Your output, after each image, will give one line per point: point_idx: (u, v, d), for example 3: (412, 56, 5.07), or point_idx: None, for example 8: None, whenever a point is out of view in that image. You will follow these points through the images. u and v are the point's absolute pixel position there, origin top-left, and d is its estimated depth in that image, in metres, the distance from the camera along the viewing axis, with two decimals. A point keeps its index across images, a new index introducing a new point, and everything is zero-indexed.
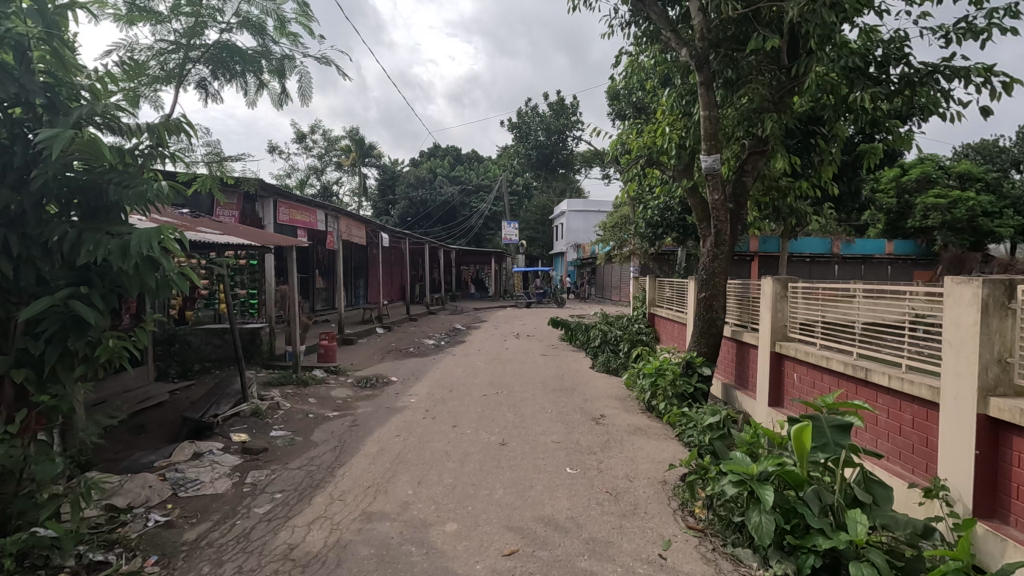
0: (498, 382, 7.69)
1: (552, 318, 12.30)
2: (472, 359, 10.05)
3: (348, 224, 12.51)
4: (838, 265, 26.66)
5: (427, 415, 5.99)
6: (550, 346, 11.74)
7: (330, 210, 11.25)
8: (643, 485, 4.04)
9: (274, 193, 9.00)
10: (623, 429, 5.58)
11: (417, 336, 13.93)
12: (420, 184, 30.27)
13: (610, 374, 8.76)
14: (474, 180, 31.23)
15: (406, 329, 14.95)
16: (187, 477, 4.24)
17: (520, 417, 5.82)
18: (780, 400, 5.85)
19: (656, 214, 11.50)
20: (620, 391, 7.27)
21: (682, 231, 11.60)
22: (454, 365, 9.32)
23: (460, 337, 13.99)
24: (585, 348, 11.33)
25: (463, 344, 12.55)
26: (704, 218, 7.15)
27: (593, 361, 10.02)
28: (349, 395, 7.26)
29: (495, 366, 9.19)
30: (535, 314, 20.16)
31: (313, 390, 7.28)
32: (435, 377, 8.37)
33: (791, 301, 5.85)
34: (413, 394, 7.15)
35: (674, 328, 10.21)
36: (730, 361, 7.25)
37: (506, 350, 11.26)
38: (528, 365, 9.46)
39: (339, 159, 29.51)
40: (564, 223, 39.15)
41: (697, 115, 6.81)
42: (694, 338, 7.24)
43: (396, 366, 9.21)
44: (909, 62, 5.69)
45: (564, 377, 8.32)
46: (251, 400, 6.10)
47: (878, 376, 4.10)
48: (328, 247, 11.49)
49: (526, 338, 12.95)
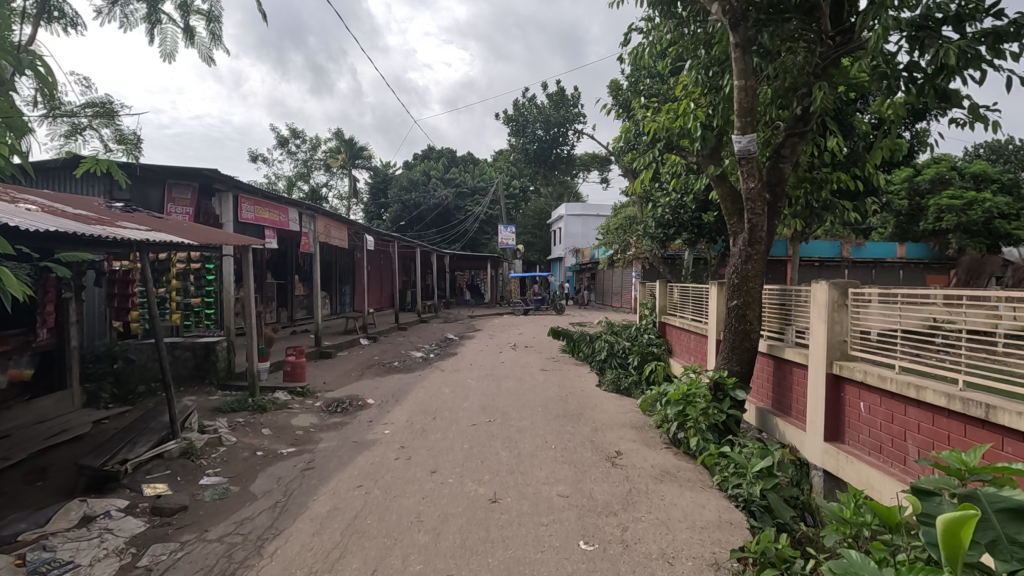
0: (491, 406, 6.54)
1: (552, 327, 11.16)
2: (463, 375, 8.89)
3: (328, 225, 11.34)
4: (848, 269, 25.65)
5: (402, 454, 4.83)
6: (551, 359, 10.61)
7: (305, 209, 10.09)
8: (689, 575, 2.88)
9: (235, 188, 7.81)
10: (646, 473, 4.42)
11: (405, 347, 12.76)
12: (413, 187, 29.31)
13: (621, 395, 7.61)
14: (469, 182, 30.15)
15: (394, 340, 13.78)
16: (55, 560, 3.06)
17: (517, 458, 4.67)
18: (840, 434, 4.72)
19: (667, 213, 10.38)
20: (636, 418, 6.11)
21: (696, 232, 10.48)
22: (442, 384, 8.16)
23: (452, 349, 12.83)
24: (589, 361, 10.18)
25: (455, 357, 11.40)
26: (734, 212, 6.04)
27: (600, 377, 8.87)
28: (313, 424, 6.09)
29: (489, 385, 8.04)
30: (534, 322, 19.02)
31: (270, 418, 6.11)
32: (418, 398, 7.21)
33: (851, 310, 4.72)
34: (390, 422, 6.00)
35: (691, 340, 9.07)
36: (767, 382, 6.11)
37: (502, 363, 10.12)
38: (527, 383, 8.32)
39: (328, 161, 28.51)
40: (563, 227, 38.12)
41: (728, 88, 5.69)
42: (723, 353, 6.11)
43: (375, 385, 8.05)
44: (1002, 12, 4.55)
45: (569, 399, 7.15)
46: (184, 436, 4.93)
47: (1011, 416, 2.99)
48: (302, 250, 10.31)
49: (524, 350, 11.80)
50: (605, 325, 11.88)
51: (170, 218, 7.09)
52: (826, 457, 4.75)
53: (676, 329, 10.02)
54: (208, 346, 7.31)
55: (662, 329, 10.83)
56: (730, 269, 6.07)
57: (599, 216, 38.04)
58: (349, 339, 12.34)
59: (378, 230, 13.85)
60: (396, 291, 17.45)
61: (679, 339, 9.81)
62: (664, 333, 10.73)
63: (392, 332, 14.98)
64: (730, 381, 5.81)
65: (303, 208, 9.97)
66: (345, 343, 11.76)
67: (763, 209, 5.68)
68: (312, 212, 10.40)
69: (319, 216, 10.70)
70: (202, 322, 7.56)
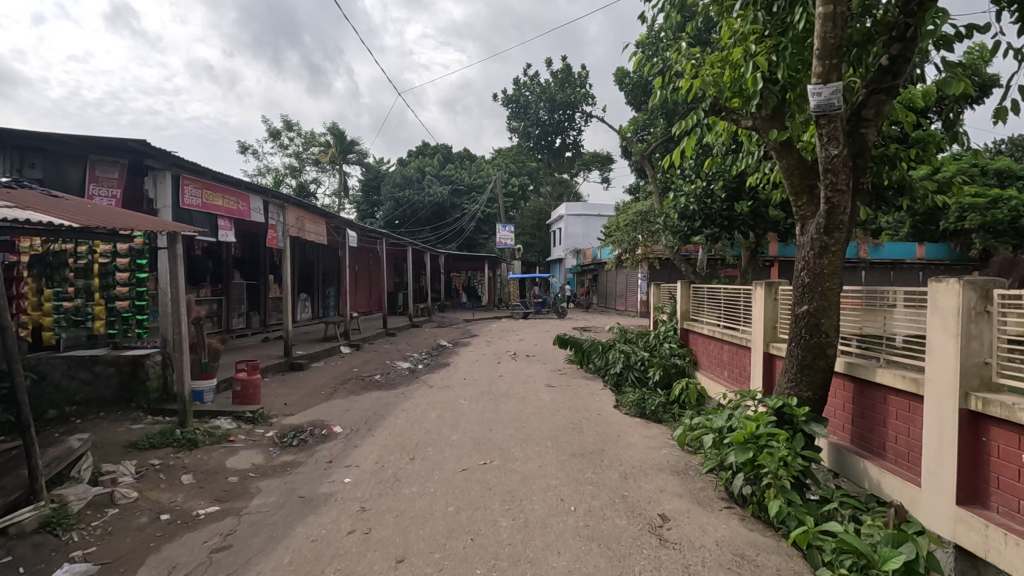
0: (487, 440, 5.14)
1: (558, 334, 9.75)
2: (455, 392, 7.49)
3: (302, 217, 9.91)
4: (865, 271, 24.33)
5: (361, 523, 3.43)
6: (556, 372, 9.22)
7: (272, 197, 8.66)
8: None
9: (174, 167, 6.40)
10: (711, 559, 3.02)
11: (392, 356, 11.36)
12: (407, 184, 28.04)
13: (647, 420, 6.22)
14: (466, 179, 28.79)
15: (380, 347, 12.37)
16: None
17: (523, 532, 3.26)
18: (984, 498, 3.36)
19: (692, 203, 9.00)
20: (675, 458, 4.71)
21: (724, 226, 9.09)
22: (429, 405, 6.77)
23: (444, 358, 11.42)
24: (603, 375, 8.78)
25: (447, 368, 10.00)
26: (804, 192, 4.66)
27: (617, 396, 7.48)
28: (255, 465, 4.69)
29: (485, 406, 6.64)
30: (534, 327, 17.63)
31: (198, 458, 4.70)
32: (397, 426, 5.81)
33: (1001, 325, 3.35)
34: (355, 465, 4.59)
35: (724, 352, 7.68)
36: (845, 412, 4.71)
37: (500, 376, 8.73)
38: (531, 403, 6.92)
39: (317, 156, 27.07)
40: (564, 228, 36.76)
41: (801, 23, 4.29)
42: (788, 374, 4.73)
43: (347, 408, 6.65)
44: None
45: (585, 427, 5.74)
46: (53, 496, 3.51)
47: None
48: (269, 245, 8.89)
49: (526, 360, 10.39)
50: (616, 333, 10.48)
51: (83, 201, 5.62)
52: (958, 526, 3.41)
53: (703, 338, 8.62)
54: (135, 361, 5.88)
55: (684, 338, 9.43)
56: (796, 264, 4.72)
57: (600, 215, 36.72)
58: (328, 348, 10.92)
59: (363, 225, 12.44)
60: (384, 293, 16.00)
61: (706, 350, 8.43)
62: (686, 342, 9.32)
63: (378, 338, 13.58)
64: (802, 412, 4.43)
65: (269, 196, 8.55)
66: (322, 352, 10.34)
67: (849, 182, 4.29)
68: (281, 202, 8.99)
69: (290, 207, 9.30)
70: (130, 330, 6.06)
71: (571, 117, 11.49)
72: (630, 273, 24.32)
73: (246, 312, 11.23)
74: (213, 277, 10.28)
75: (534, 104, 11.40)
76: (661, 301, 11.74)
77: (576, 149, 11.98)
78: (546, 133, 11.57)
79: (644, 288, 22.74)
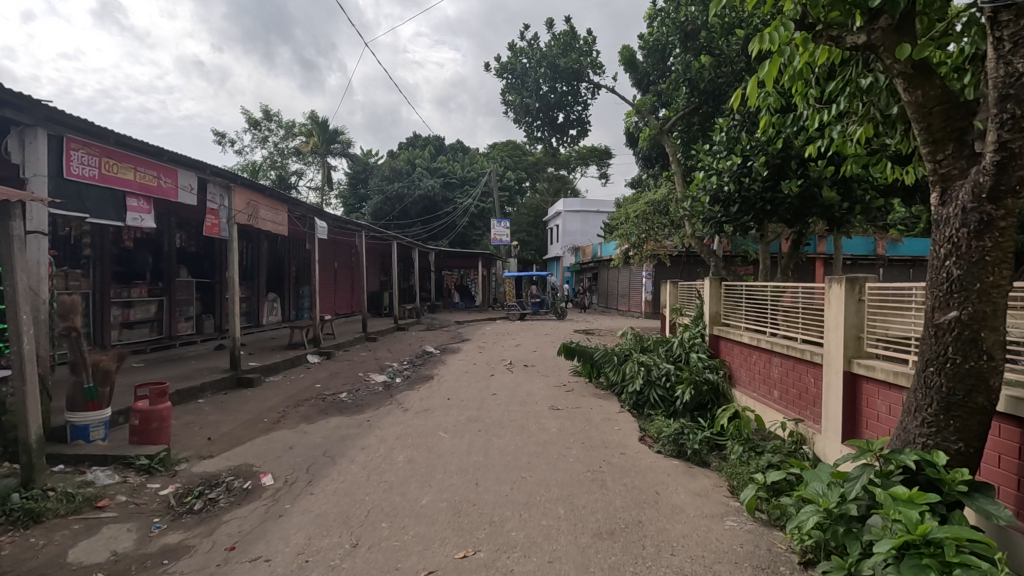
0: (471, 509, 3.52)
1: (563, 343, 8.16)
2: (435, 420, 5.86)
3: (256, 201, 8.26)
4: (884, 268, 23.12)
5: None
6: (561, 388, 7.60)
7: (213, 174, 7.01)
8: None
9: (51, 123, 4.72)
10: None
11: (367, 366, 9.72)
12: (396, 177, 26.37)
13: (688, 465, 4.62)
14: (459, 172, 27.14)
15: (355, 355, 10.73)
16: None
17: None
18: None
19: (726, 183, 7.42)
20: (754, 544, 3.12)
21: (762, 214, 7.52)
22: (398, 439, 5.14)
23: (428, 368, 9.81)
24: (619, 393, 7.30)
25: (431, 381, 8.39)
26: (950, 139, 3.05)
27: (641, 424, 5.92)
28: (115, 558, 3.07)
29: (472, 442, 5.01)
30: (531, 331, 16.04)
31: (27, 548, 3.07)
32: (349, 478, 4.19)
33: None
34: (264, 560, 2.98)
35: (773, 368, 6.12)
36: (1015, 469, 3.07)
37: (493, 395, 7.10)
38: (532, 436, 5.29)
39: (299, 146, 25.36)
40: (562, 224, 35.19)
41: None
42: (922, 414, 3.11)
43: (288, 446, 5.02)
44: None
45: (608, 480, 4.11)
46: None
47: None
48: (208, 234, 7.25)
49: (524, 371, 8.79)
50: (632, 341, 8.87)
51: None
52: None
53: (742, 347, 7.00)
54: None
55: (716, 347, 7.81)
56: (936, 248, 3.09)
57: (598, 211, 35.15)
58: (290, 357, 9.26)
59: (336, 214, 10.77)
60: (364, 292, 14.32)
61: (746, 363, 6.82)
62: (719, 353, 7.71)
63: (355, 344, 11.93)
64: (958, 478, 2.79)
65: (206, 174, 6.89)
66: (281, 364, 8.69)
67: None
68: (223, 181, 7.33)
69: (236, 189, 7.65)
70: None
71: (576, 91, 9.93)
72: (634, 271, 22.75)
73: (196, 315, 9.59)
74: (151, 275, 8.65)
75: (533, 72, 9.75)
76: (681, 304, 10.15)
77: (581, 126, 10.38)
78: (548, 108, 9.97)
79: (650, 288, 21.08)
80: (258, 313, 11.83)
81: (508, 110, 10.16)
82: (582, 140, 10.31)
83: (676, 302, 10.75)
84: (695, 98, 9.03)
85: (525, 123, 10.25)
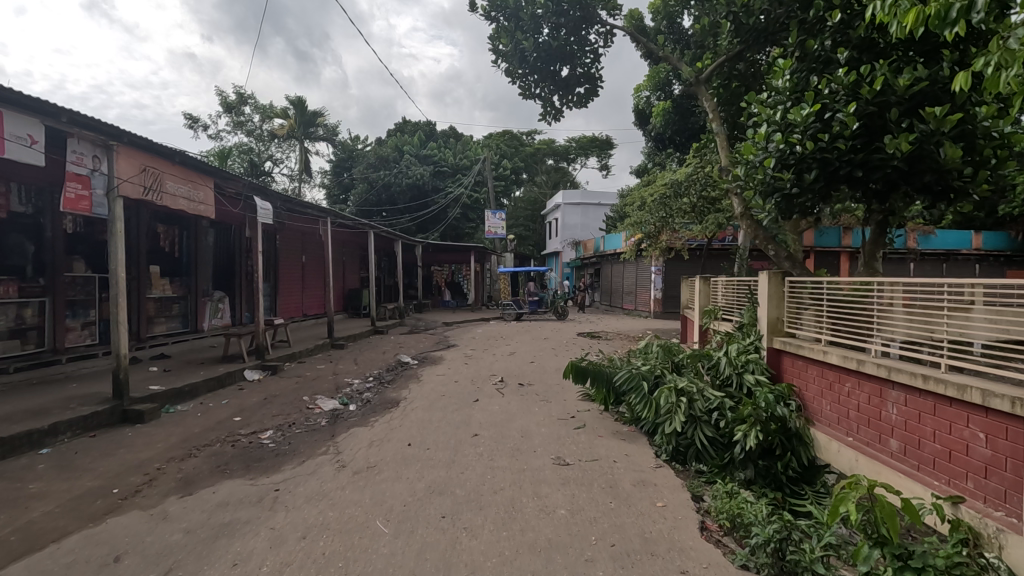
0: None
1: (572, 360, 6.02)
2: (379, 491, 3.79)
3: (160, 171, 6.20)
4: (915, 264, 21.15)
5: None
6: (568, 423, 5.56)
7: (75, 125, 4.93)
8: None
9: None
10: None
11: (320, 385, 7.67)
12: (382, 164, 24.32)
13: None
14: (450, 160, 25.01)
15: (310, 369, 8.65)
16: None
17: None
18: None
19: (798, 141, 5.35)
20: None
21: (848, 185, 5.44)
22: (304, 539, 3.09)
23: (397, 387, 7.74)
24: (651, 433, 5.30)
25: (394, 409, 6.35)
26: None
27: (701, 502, 3.89)
28: None
29: (426, 549, 2.97)
30: (528, 334, 13.93)
31: None
32: None
33: None
34: None
35: (891, 409, 4.08)
36: None
37: (475, 437, 5.04)
38: (527, 528, 3.25)
39: (273, 129, 23.16)
40: (561, 217, 33.13)
41: None
42: None
43: (115, 556, 2.96)
44: None
45: None
46: None
47: None
48: (70, 209, 5.26)
49: (518, 395, 6.75)
50: (660, 358, 6.84)
51: None
52: None
53: (824, 368, 4.98)
54: None
55: (780, 363, 5.78)
56: None
57: (599, 204, 33.00)
58: (217, 376, 7.18)
59: (283, 194, 8.67)
60: (331, 290, 12.21)
61: (835, 393, 4.79)
62: (786, 373, 5.69)
63: (315, 354, 9.86)
64: None
65: (59, 122, 4.82)
66: (200, 386, 6.63)
67: None
68: (97, 137, 5.25)
69: (121, 149, 5.56)
70: None
71: (584, 40, 7.94)
72: (643, 266, 20.69)
73: (101, 320, 7.54)
74: (32, 269, 6.61)
75: (531, 8, 7.63)
76: (716, 308, 8.09)
77: (590, 84, 8.33)
78: (549, 60, 7.97)
79: (659, 285, 19.51)
80: (197, 316, 9.77)
81: (499, 62, 8.13)
82: (590, 101, 8.33)
83: (706, 304, 8.69)
84: (740, 39, 6.98)
85: (519, 78, 8.20)
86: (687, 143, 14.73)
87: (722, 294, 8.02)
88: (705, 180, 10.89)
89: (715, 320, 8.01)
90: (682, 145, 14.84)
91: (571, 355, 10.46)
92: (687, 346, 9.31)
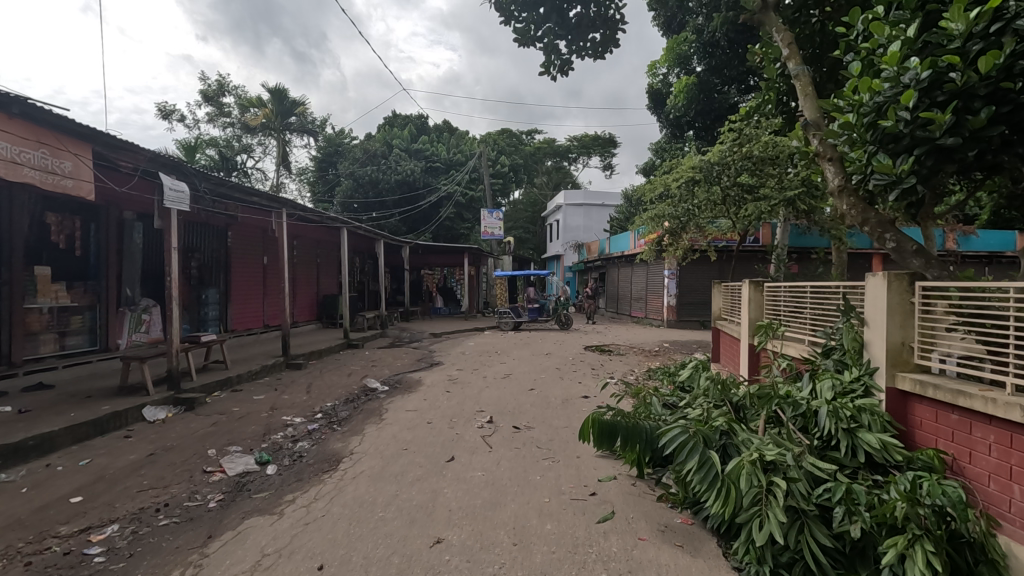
0: None
1: (593, 412, 3.89)
2: None
3: None
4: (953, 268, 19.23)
5: None
6: (589, 512, 3.55)
7: None
8: None
9: None
10: None
11: (245, 429, 5.66)
12: (369, 160, 22.44)
13: None
14: (443, 154, 23.15)
15: (242, 402, 6.61)
16: None
17: None
18: None
19: (961, 62, 3.30)
20: None
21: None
22: None
23: (351, 429, 5.75)
24: (724, 531, 3.32)
25: (329, 475, 4.34)
26: None
27: None
28: None
29: None
30: (527, 348, 11.96)
31: None
32: None
33: None
34: None
35: None
36: None
37: (436, 548, 3.04)
38: None
39: (247, 119, 21.20)
40: (563, 218, 31.22)
41: None
42: None
43: None
44: None
45: None
46: None
47: None
48: None
49: (513, 451, 4.75)
50: (712, 398, 4.82)
51: None
52: None
53: (1015, 435, 2.93)
54: None
55: (910, 414, 3.77)
56: None
57: (602, 205, 31.12)
58: (94, 418, 5.17)
59: (208, 172, 6.67)
60: (286, 296, 10.13)
61: None
62: (921, 429, 3.68)
63: (256, 379, 7.85)
64: None
65: None
66: (56, 437, 4.64)
67: None
68: None
69: None
70: None
71: None
72: (654, 269, 18.74)
73: None
74: None
75: None
76: (779, 326, 5.99)
77: (607, 28, 6.37)
78: None
79: (673, 290, 17.62)
80: (110, 332, 7.77)
81: None
82: (606, 50, 6.37)
83: (759, 319, 6.58)
84: None
85: (515, 16, 6.23)
86: (710, 127, 12.88)
87: (790, 306, 5.90)
88: (746, 162, 8.97)
89: (780, 341, 5.89)
90: (703, 131, 13.04)
91: (580, 379, 8.45)
92: (732, 373, 7.28)
